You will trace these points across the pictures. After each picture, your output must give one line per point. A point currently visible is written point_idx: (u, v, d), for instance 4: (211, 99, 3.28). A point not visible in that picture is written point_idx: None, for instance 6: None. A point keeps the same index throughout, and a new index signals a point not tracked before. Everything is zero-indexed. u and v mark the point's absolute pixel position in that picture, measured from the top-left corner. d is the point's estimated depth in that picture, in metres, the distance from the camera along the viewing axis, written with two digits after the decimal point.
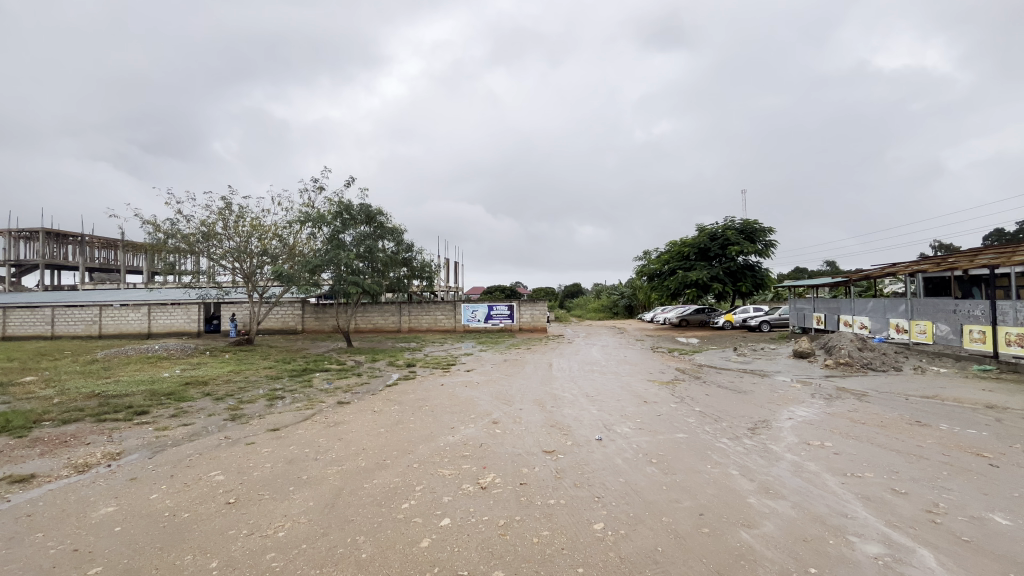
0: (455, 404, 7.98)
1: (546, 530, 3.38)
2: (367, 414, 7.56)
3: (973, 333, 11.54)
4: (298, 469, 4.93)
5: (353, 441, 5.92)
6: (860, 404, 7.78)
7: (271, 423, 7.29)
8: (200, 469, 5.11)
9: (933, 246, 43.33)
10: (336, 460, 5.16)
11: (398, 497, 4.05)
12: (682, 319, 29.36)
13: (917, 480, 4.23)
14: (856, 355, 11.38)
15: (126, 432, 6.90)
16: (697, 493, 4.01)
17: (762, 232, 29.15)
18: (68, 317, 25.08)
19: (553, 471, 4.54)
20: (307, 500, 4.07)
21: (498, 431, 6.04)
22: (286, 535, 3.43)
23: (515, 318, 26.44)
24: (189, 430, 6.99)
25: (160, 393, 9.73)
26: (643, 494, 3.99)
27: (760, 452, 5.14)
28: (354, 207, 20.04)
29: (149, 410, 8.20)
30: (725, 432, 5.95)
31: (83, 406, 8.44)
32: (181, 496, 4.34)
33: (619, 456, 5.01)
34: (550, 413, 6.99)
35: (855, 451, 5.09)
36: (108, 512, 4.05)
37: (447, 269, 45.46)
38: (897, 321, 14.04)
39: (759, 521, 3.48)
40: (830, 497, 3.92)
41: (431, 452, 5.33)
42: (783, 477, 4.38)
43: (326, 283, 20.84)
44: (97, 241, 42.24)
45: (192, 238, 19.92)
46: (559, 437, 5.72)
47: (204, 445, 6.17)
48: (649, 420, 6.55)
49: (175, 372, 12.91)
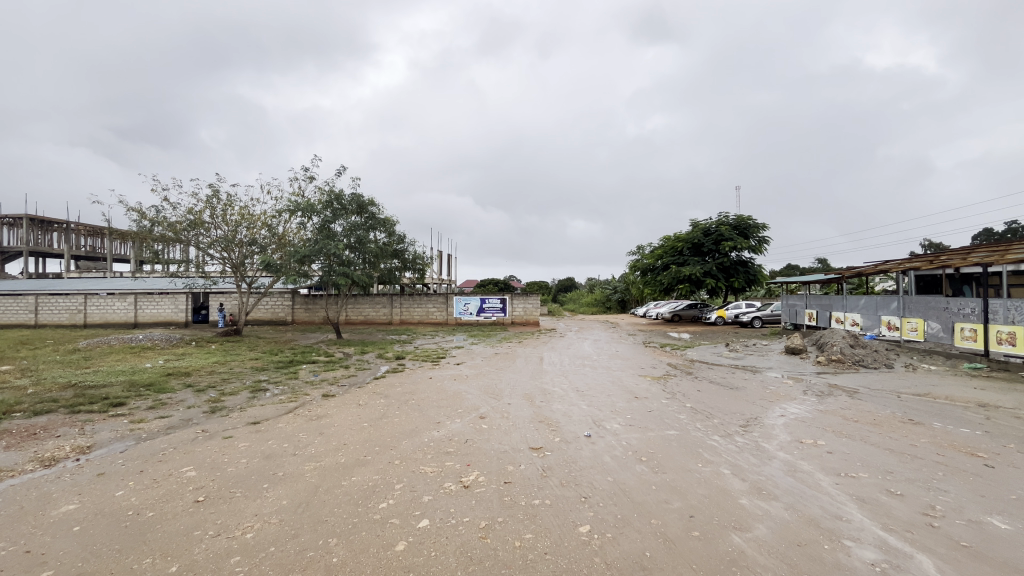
0: (442, 397, 7.81)
1: (529, 533, 3.22)
2: (350, 408, 7.35)
3: (964, 330, 11.54)
4: (275, 465, 4.73)
5: (335, 436, 5.73)
6: (851, 401, 7.69)
7: (251, 416, 7.08)
8: (172, 465, 4.89)
9: (922, 245, 43.86)
10: (316, 456, 4.97)
11: (376, 496, 3.87)
12: (674, 315, 29.36)
13: (912, 481, 4.13)
14: (848, 352, 11.32)
15: (99, 425, 6.64)
16: (688, 494, 3.87)
17: (755, 229, 29.14)
18: (52, 305, 24.54)
19: (539, 469, 4.38)
20: (280, 499, 3.87)
21: (485, 427, 5.88)
22: (254, 537, 3.23)
23: (507, 311, 26.22)
24: (166, 423, 6.78)
25: (139, 384, 9.47)
26: (632, 494, 3.85)
27: (751, 450, 5.01)
28: (345, 197, 19.76)
29: (127, 402, 7.96)
30: (717, 429, 5.83)
31: (58, 397, 8.18)
32: (148, 493, 4.11)
33: (608, 453, 4.87)
34: (539, 409, 6.84)
35: (849, 451, 4.96)
36: (69, 510, 3.83)
37: (439, 260, 46.09)
38: (889, 319, 14.06)
39: (752, 524, 3.36)
40: (824, 498, 3.79)
41: (414, 447, 5.15)
42: (776, 477, 4.25)
43: (315, 274, 20.34)
44: (82, 229, 41.48)
45: (179, 226, 19.59)
46: (547, 434, 5.56)
47: (180, 439, 5.95)
48: (639, 416, 6.41)
49: (158, 363, 12.60)
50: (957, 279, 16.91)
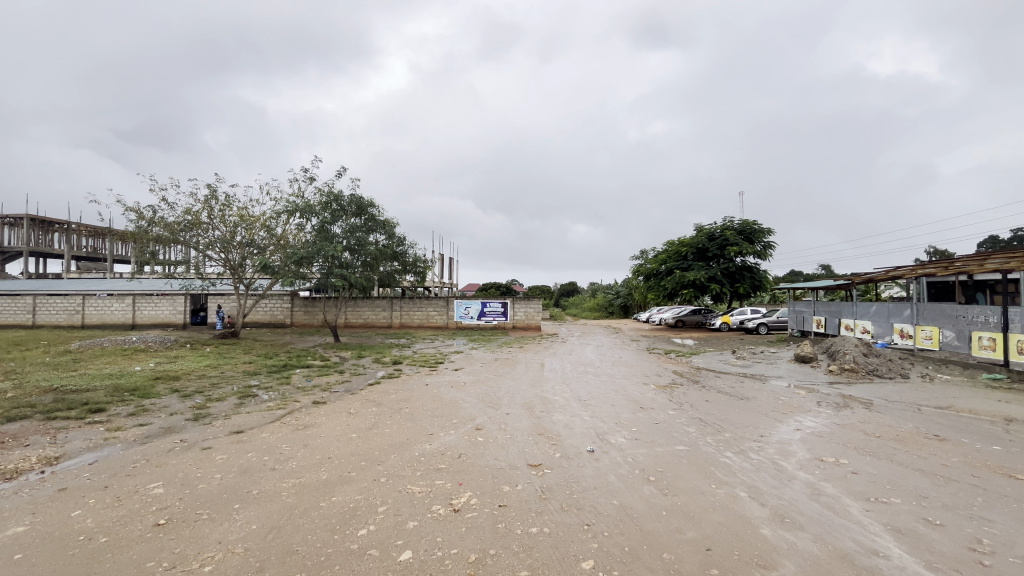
0: (438, 406, 7.41)
1: (525, 570, 2.83)
2: (340, 416, 6.97)
3: (982, 339, 11.09)
4: (251, 482, 4.34)
5: (320, 449, 5.35)
6: (869, 414, 7.26)
7: (236, 425, 6.71)
8: (140, 480, 4.51)
9: (927, 253, 43.42)
10: (296, 472, 4.58)
11: (356, 520, 3.48)
12: (678, 320, 28.95)
13: (951, 509, 3.72)
14: (861, 361, 10.90)
15: (73, 433, 6.27)
16: (703, 522, 3.47)
17: (760, 233, 28.72)
18: (50, 306, 24.31)
19: (537, 490, 3.99)
20: (250, 522, 3.50)
21: (480, 440, 5.50)
22: (213, 571, 2.85)
23: (509, 315, 25.82)
24: (144, 432, 6.39)
25: (124, 389, 9.09)
26: (640, 521, 3.46)
27: (770, 470, 4.60)
28: (344, 198, 19.46)
29: (107, 408, 7.58)
30: (729, 445, 5.42)
31: (35, 402, 7.81)
32: (108, 514, 3.74)
33: (612, 472, 4.47)
34: (539, 419, 6.46)
35: (875, 471, 4.56)
36: (15, 533, 3.46)
37: (440, 264, 45.91)
38: (901, 326, 13.64)
39: (777, 560, 2.97)
40: (855, 529, 3.40)
41: (403, 463, 4.77)
42: (799, 502, 3.84)
43: (313, 276, 19.98)
44: (84, 229, 41.35)
45: (176, 226, 19.32)
46: (547, 448, 5.17)
47: (156, 449, 5.57)
48: (646, 429, 6.03)
49: (147, 366, 12.21)
50: (970, 286, 16.49)
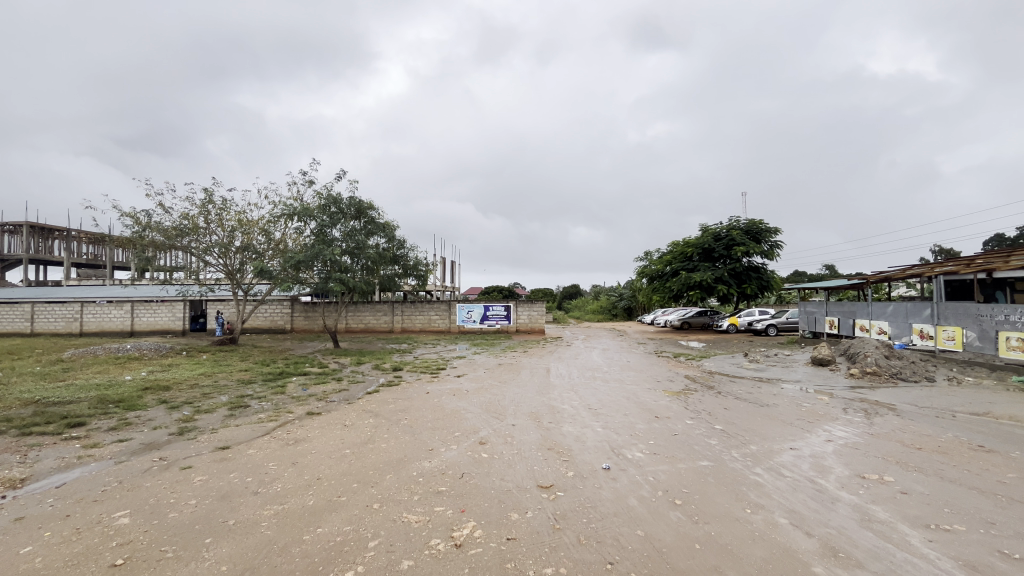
0: (439, 417, 6.94)
1: None
2: (335, 430, 6.50)
3: (1010, 340, 10.53)
4: (227, 510, 3.88)
5: (309, 468, 4.88)
6: (902, 422, 6.75)
7: (223, 439, 6.25)
8: (108, 507, 4.06)
9: (933, 250, 42.89)
10: (279, 497, 4.12)
11: (343, 560, 3.01)
12: (684, 322, 28.41)
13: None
14: (884, 364, 10.37)
15: (47, 451, 5.82)
16: (744, 559, 2.98)
17: (767, 233, 28.19)
18: (48, 313, 23.95)
19: (550, 518, 3.52)
20: (219, 562, 3.03)
21: (484, 456, 5.02)
22: None
23: (511, 318, 25.37)
24: (124, 448, 5.95)
25: (109, 400, 8.63)
26: (670, 559, 2.98)
27: (808, 489, 4.12)
28: (343, 200, 19.04)
29: (87, 422, 7.13)
30: (758, 459, 4.94)
31: (13, 416, 7.38)
32: (61, 550, 3.29)
33: (633, 494, 3.99)
34: (547, 432, 5.98)
35: (927, 491, 4.07)
36: None
37: (442, 267, 45.56)
38: (921, 326, 13.12)
39: None
40: (923, 566, 2.92)
41: (399, 484, 4.30)
42: (850, 531, 3.36)
43: (312, 280, 19.56)
44: (84, 236, 41.06)
45: (173, 232, 18.95)
46: (558, 466, 4.69)
47: (131, 469, 5.11)
48: (664, 442, 5.54)
49: (137, 376, 11.76)
50: (989, 284, 15.97)
